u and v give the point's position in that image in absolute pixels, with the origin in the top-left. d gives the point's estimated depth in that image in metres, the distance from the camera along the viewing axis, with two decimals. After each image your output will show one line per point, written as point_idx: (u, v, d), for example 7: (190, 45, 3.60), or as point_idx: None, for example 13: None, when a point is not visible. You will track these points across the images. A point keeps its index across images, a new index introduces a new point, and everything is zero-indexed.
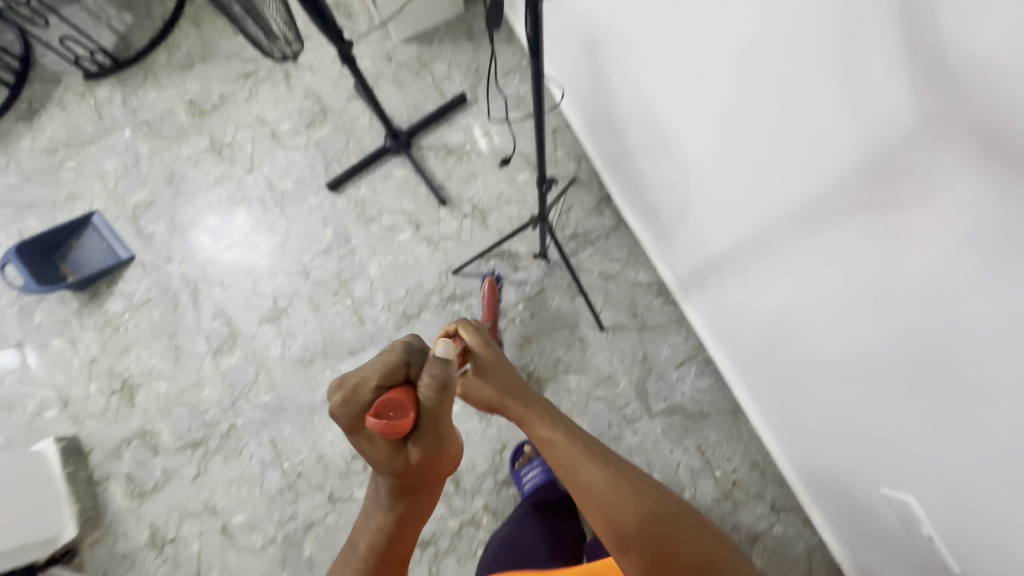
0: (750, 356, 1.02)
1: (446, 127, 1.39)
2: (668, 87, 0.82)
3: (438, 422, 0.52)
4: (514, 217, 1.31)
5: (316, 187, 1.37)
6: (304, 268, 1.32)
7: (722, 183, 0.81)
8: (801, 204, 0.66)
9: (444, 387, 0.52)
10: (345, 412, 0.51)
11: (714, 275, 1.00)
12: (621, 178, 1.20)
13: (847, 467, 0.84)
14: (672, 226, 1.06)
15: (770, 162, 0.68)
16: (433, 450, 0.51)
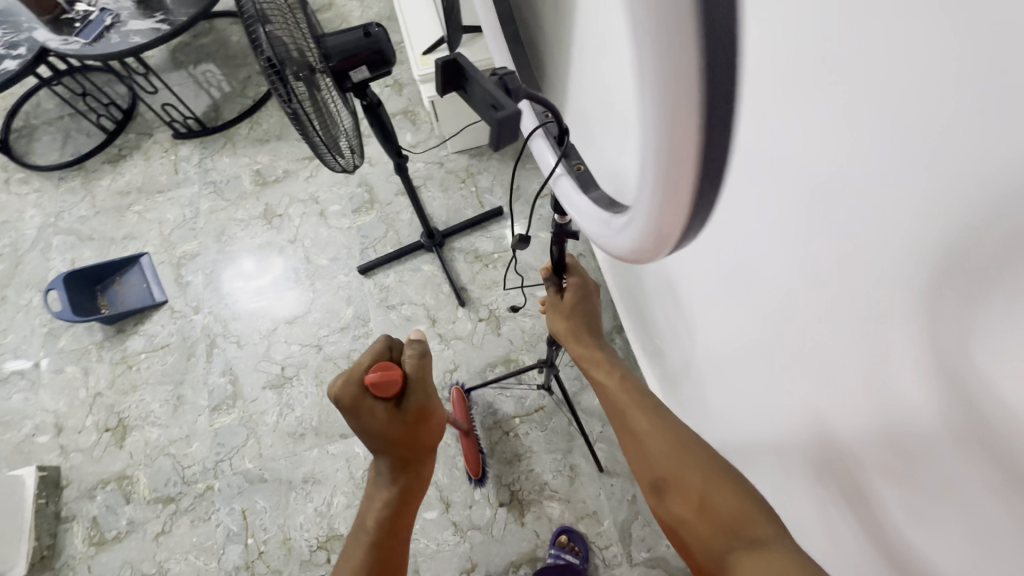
0: None
1: (478, 233, 1.48)
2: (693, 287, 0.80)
3: (422, 382, 0.71)
4: (527, 329, 1.36)
5: (349, 267, 1.46)
6: (318, 342, 1.37)
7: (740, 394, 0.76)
8: (818, 466, 0.60)
9: (422, 359, 0.71)
10: (346, 391, 0.67)
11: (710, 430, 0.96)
12: (634, 313, 1.24)
13: None
14: (678, 378, 1.06)
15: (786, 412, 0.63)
16: (422, 402, 0.71)
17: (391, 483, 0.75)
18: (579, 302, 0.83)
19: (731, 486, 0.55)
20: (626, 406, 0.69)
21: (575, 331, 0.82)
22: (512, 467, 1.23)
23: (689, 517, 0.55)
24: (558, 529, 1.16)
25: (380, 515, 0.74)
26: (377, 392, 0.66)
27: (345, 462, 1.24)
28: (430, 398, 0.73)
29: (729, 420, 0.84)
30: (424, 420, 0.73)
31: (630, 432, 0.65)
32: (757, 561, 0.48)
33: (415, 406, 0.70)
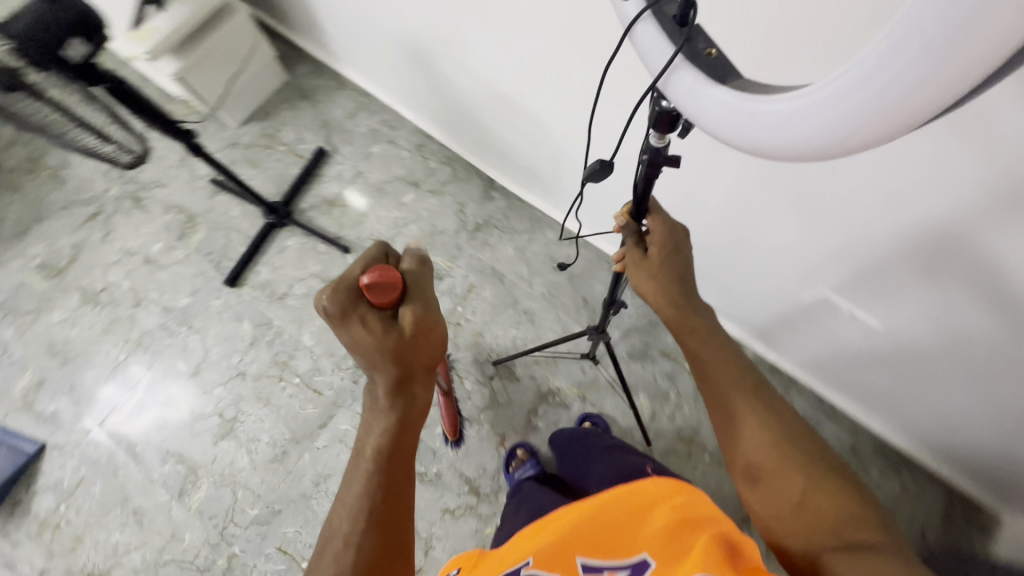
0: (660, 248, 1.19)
1: (317, 184, 1.42)
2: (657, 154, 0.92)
3: (423, 296, 0.59)
4: (418, 234, 1.37)
5: (215, 289, 1.33)
6: (239, 369, 1.29)
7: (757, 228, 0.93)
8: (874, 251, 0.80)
9: (425, 265, 0.61)
10: (336, 296, 0.57)
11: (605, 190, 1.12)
12: (492, 158, 1.31)
13: (791, 331, 1.12)
14: (567, 186, 1.19)
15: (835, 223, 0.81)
16: (420, 314, 0.57)
17: (387, 413, 0.55)
18: (671, 264, 0.63)
19: (836, 492, 0.51)
20: (727, 382, 0.59)
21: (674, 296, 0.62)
22: (480, 345, 1.29)
23: (795, 527, 0.51)
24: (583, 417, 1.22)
25: (379, 453, 0.54)
26: (372, 298, 0.56)
27: (340, 444, 1.23)
28: (431, 312, 0.59)
29: (747, 257, 1.03)
30: (425, 337, 0.57)
31: (727, 415, 0.58)
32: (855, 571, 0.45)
33: (414, 318, 0.57)
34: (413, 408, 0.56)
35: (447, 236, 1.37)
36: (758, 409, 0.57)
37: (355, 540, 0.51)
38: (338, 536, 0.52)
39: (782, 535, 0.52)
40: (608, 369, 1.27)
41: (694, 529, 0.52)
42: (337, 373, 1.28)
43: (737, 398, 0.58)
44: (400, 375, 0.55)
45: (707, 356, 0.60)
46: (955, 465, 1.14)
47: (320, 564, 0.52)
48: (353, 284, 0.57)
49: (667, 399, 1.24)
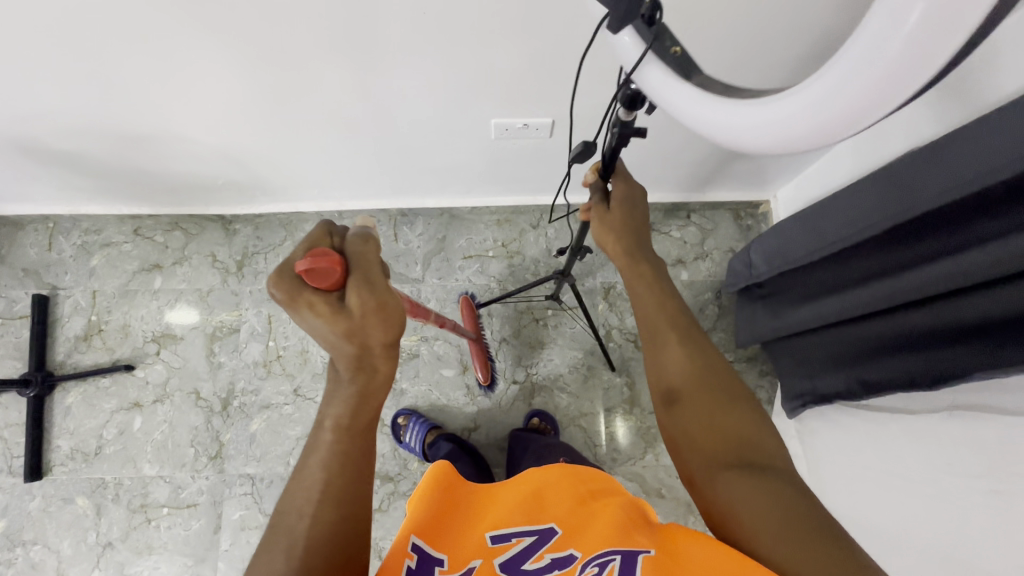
0: (404, 177, 1.17)
1: (60, 329, 1.28)
2: (292, 113, 0.92)
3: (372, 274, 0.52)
4: (191, 307, 1.29)
5: (24, 492, 1.19)
6: (103, 543, 1.17)
7: (449, 123, 0.96)
8: (578, 69, 0.83)
9: (368, 238, 0.53)
10: (279, 284, 0.50)
11: (309, 159, 1.08)
12: (198, 197, 1.24)
13: (705, 166, 1.18)
14: (274, 180, 1.16)
15: (482, 65, 0.82)
16: (371, 299, 0.50)
17: (350, 380, 0.53)
18: (631, 216, 0.63)
19: (753, 423, 0.50)
20: (656, 314, 0.57)
21: (631, 246, 0.62)
22: (310, 359, 1.26)
23: (704, 441, 0.50)
24: (531, 414, 1.21)
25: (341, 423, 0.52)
26: (316, 284, 0.49)
27: (244, 530, 1.17)
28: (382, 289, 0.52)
29: (487, 149, 1.05)
30: (378, 317, 0.51)
31: (656, 343, 0.56)
32: (760, 488, 0.44)
33: (368, 300, 0.50)
34: (381, 381, 0.54)
35: (218, 291, 1.30)
36: (689, 347, 0.55)
37: (310, 510, 0.49)
38: (293, 507, 0.48)
39: (686, 450, 0.51)
40: (431, 301, 1.29)
41: (606, 498, 0.59)
42: (201, 476, 1.20)
43: (668, 331, 0.55)
44: (355, 351, 0.51)
45: (652, 304, 0.57)
46: (720, 185, 1.28)
47: (266, 551, 0.47)
48: (292, 272, 0.50)
49: (492, 291, 1.30)
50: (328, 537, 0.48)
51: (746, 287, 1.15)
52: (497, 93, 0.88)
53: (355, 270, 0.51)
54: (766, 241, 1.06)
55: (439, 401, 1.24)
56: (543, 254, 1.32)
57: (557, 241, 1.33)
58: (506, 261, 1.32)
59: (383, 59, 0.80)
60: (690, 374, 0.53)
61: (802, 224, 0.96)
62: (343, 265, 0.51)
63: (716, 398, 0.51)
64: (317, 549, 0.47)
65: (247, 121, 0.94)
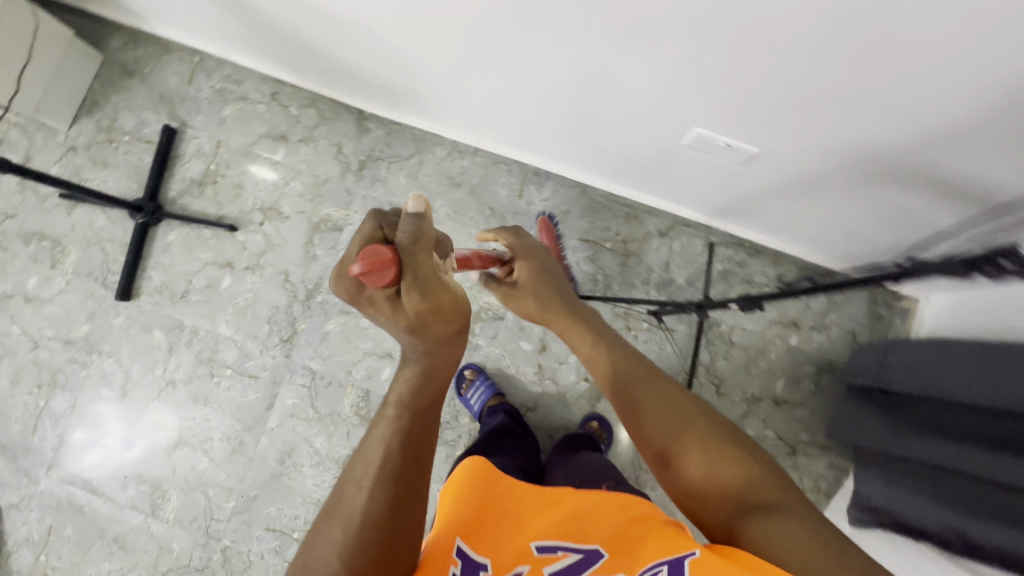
0: (561, 140, 1.09)
1: (179, 166, 1.29)
2: (490, 51, 0.85)
3: (427, 271, 0.48)
4: (303, 190, 1.28)
5: (112, 307, 1.25)
6: (167, 379, 1.24)
7: (642, 113, 0.87)
8: (824, 120, 0.73)
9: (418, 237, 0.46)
10: (340, 284, 0.48)
11: (476, 93, 1.01)
12: (347, 85, 1.19)
13: (864, 251, 1.09)
14: (430, 98, 1.10)
15: (720, 83, 0.72)
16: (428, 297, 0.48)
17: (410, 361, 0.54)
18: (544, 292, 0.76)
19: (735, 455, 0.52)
20: (623, 378, 0.63)
21: (552, 312, 0.75)
22: None
23: (710, 500, 0.51)
24: (589, 416, 1.20)
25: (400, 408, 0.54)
26: (376, 287, 0.46)
27: (292, 418, 1.22)
28: (433, 288, 0.48)
29: (666, 151, 0.96)
30: (433, 317, 0.49)
31: (628, 407, 0.61)
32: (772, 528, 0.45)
33: (426, 299, 0.47)
34: (438, 363, 0.55)
35: (334, 184, 1.28)
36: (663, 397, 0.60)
37: (368, 486, 0.51)
38: (351, 483, 0.52)
39: (702, 506, 0.52)
40: None
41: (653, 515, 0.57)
42: (268, 353, 1.24)
43: (642, 390, 0.61)
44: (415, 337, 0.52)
45: (608, 375, 0.65)
46: (877, 266, 1.16)
47: (327, 521, 0.51)
48: (346, 272, 0.46)
49: (595, 282, 1.25)
50: (381, 513, 0.50)
51: (862, 385, 1.07)
52: (718, 110, 0.79)
53: (410, 266, 0.46)
54: (908, 352, 0.97)
55: (507, 369, 1.23)
56: (660, 266, 1.25)
57: (679, 256, 1.25)
58: (620, 258, 1.26)
59: (622, 35, 0.71)
60: (660, 430, 0.57)
61: (962, 353, 0.86)
62: (397, 261, 0.46)
63: (694, 442, 0.54)
64: (370, 525, 0.50)
65: (441, 39, 0.87)
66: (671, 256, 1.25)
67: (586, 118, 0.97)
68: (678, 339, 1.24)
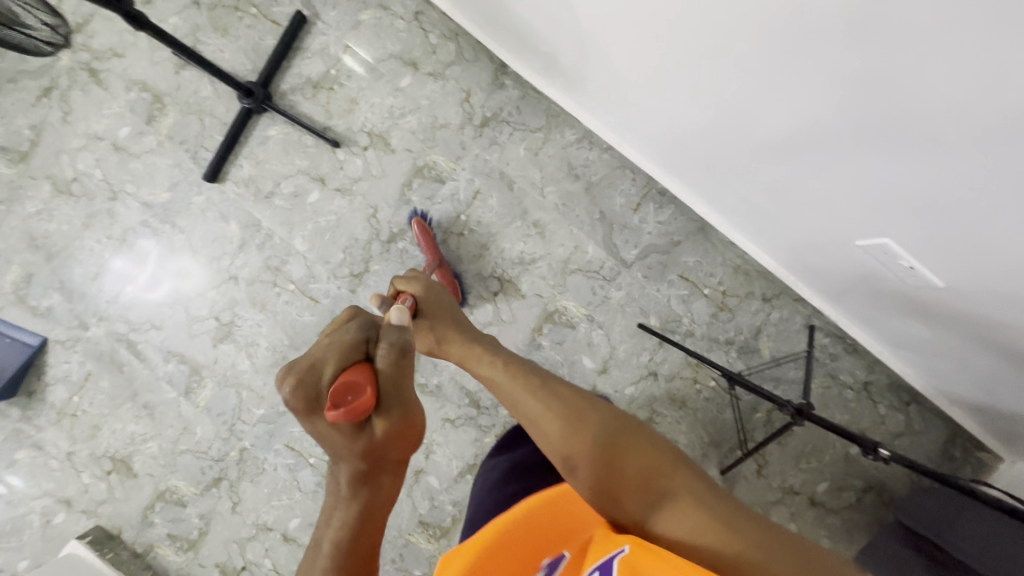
0: (694, 165, 1.01)
1: (299, 59, 1.20)
2: (709, 75, 0.76)
3: (403, 394, 0.50)
4: (417, 128, 1.19)
5: (195, 184, 1.21)
6: (231, 273, 1.21)
7: (798, 173, 0.81)
8: (965, 270, 0.71)
9: (403, 360, 0.51)
10: (300, 397, 0.47)
11: (643, 92, 0.91)
12: (504, 36, 1.07)
13: (921, 368, 1.08)
14: (590, 81, 0.99)
15: (952, 211, 0.64)
16: (400, 418, 0.48)
17: (351, 505, 0.47)
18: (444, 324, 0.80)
19: None
20: None
21: None
22: (484, 258, 1.18)
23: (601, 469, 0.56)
24: None
25: (332, 559, 0.46)
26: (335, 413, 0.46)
27: None
28: (409, 406, 0.49)
29: (788, 211, 0.91)
30: (398, 443, 0.48)
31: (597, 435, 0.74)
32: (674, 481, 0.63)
33: (398, 423, 0.48)
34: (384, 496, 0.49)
35: (450, 132, 1.19)
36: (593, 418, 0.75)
37: None
38: None
39: None
40: (620, 290, 1.18)
41: None
42: (334, 281, 1.20)
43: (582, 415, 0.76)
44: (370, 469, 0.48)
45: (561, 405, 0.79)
46: (970, 411, 1.10)
47: None
48: (318, 383, 0.48)
49: (679, 324, 1.18)
50: None
51: (916, 531, 1.00)
52: (927, 232, 0.70)
53: (386, 398, 0.48)
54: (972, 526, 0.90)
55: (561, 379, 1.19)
56: (751, 331, 1.17)
57: (774, 328, 1.17)
58: (713, 308, 1.18)
59: (835, 101, 0.64)
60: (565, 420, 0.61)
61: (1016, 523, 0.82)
62: (375, 390, 0.48)
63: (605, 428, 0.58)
64: None
65: (652, 42, 0.78)
66: (767, 324, 1.17)
67: (730, 152, 0.89)
68: (744, 410, 1.17)
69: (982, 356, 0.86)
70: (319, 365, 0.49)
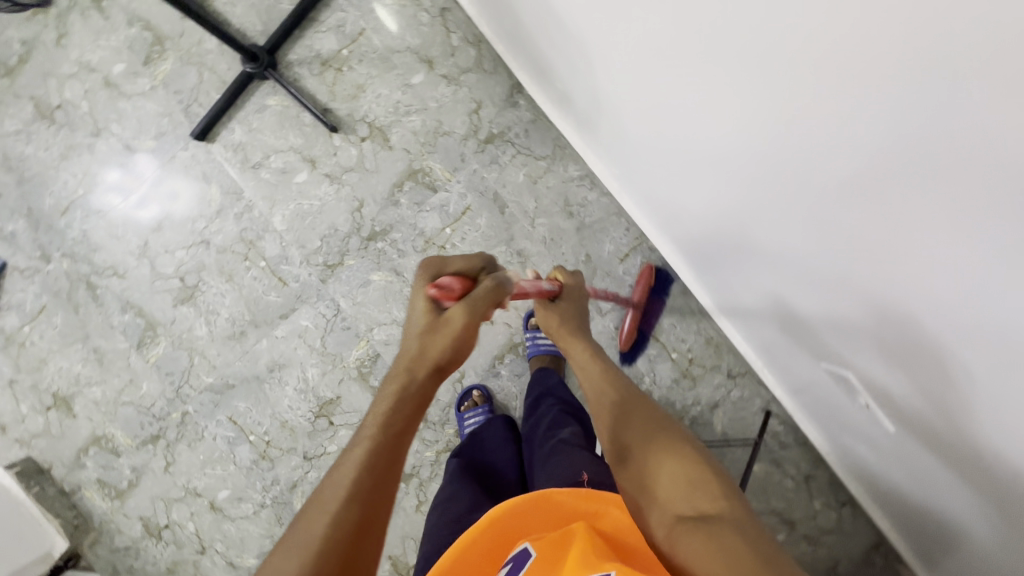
0: (684, 233, 0.99)
1: (313, 32, 1.15)
2: (689, 126, 0.72)
3: (478, 306, 0.61)
4: (419, 129, 1.15)
5: (183, 138, 1.17)
6: (203, 237, 1.18)
7: (774, 273, 0.79)
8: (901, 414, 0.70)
9: (491, 286, 0.62)
10: (427, 268, 0.64)
11: (644, 152, 0.89)
12: (523, 58, 1.03)
13: (862, 479, 1.08)
14: (599, 128, 0.96)
15: (897, 330, 0.59)
16: (465, 322, 0.59)
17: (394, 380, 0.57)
18: (569, 316, 0.80)
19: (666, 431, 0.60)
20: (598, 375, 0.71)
21: (574, 326, 0.78)
22: None
23: (664, 500, 0.53)
24: None
25: (377, 431, 0.53)
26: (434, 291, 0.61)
27: (299, 339, 1.19)
28: (473, 317, 0.60)
29: (762, 300, 0.90)
30: (451, 338, 0.59)
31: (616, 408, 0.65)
32: (678, 471, 0.55)
33: (459, 321, 0.59)
34: (414, 391, 0.56)
35: (452, 141, 1.15)
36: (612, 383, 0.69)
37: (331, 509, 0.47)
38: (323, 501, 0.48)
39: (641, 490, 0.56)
40: None
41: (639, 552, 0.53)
42: (306, 266, 1.18)
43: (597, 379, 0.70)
44: (417, 351, 0.58)
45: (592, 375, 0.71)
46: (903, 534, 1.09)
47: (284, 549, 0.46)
48: (439, 270, 0.65)
49: (640, 382, 1.16)
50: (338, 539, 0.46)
51: None
52: (875, 343, 0.65)
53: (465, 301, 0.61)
54: None
55: (512, 411, 1.19)
56: (708, 405, 1.16)
57: (731, 405, 1.16)
58: (677, 372, 1.16)
59: (814, 227, 0.62)
60: (632, 428, 0.62)
61: None
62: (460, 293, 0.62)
63: (670, 458, 0.56)
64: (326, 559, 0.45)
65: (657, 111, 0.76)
66: (726, 399, 1.16)
67: (716, 231, 0.87)
68: None
69: (917, 495, 0.85)
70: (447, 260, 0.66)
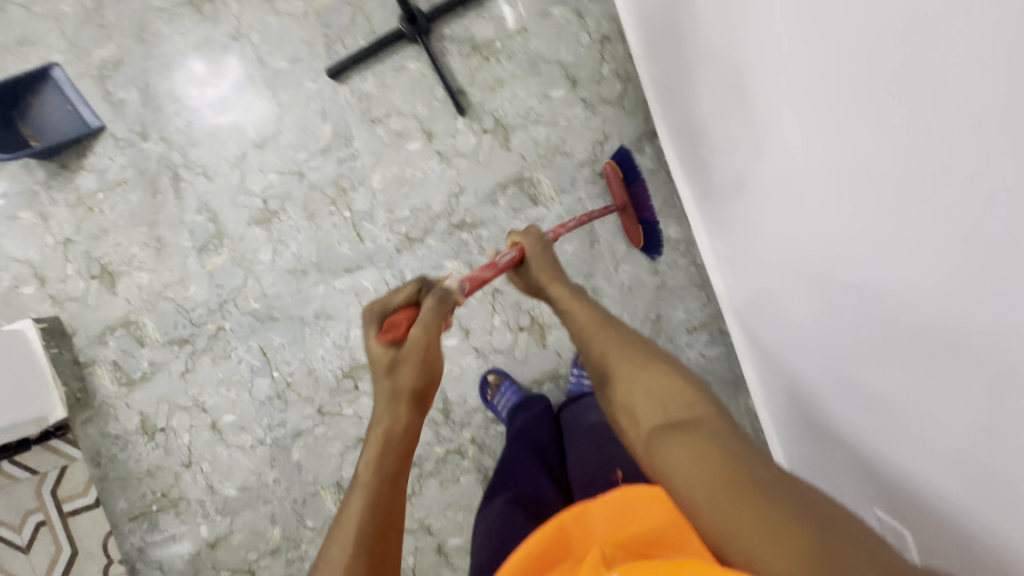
0: (750, 294, 0.99)
1: (474, 15, 1.16)
2: (766, 138, 0.76)
3: (430, 324, 0.67)
4: (541, 140, 1.15)
5: (316, 71, 1.18)
6: (299, 169, 1.18)
7: (806, 314, 0.80)
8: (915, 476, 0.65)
9: (430, 304, 0.68)
10: (375, 313, 0.70)
11: (733, 185, 0.91)
12: (673, 115, 1.04)
13: None
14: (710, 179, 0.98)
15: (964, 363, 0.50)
16: (420, 342, 0.65)
17: (379, 423, 0.61)
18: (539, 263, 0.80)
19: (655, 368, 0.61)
20: (592, 325, 0.70)
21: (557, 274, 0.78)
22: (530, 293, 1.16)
23: (644, 422, 0.57)
24: None
25: (372, 474, 0.57)
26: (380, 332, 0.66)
27: (355, 297, 1.18)
28: (429, 334, 0.66)
29: (798, 364, 0.88)
30: (418, 362, 0.64)
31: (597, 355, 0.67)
32: (666, 391, 0.58)
33: (420, 339, 0.65)
34: (395, 428, 0.61)
35: (569, 162, 1.15)
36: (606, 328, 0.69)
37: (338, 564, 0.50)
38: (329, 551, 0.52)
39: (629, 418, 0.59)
40: None
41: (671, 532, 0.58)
42: (386, 231, 1.18)
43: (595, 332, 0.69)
44: (392, 386, 0.63)
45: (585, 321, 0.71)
46: None
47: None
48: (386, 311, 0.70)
49: None
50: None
51: None
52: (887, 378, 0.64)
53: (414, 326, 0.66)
54: None
55: None
56: None
57: None
58: None
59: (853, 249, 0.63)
60: (611, 364, 0.64)
61: None
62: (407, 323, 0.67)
63: (659, 383, 0.59)
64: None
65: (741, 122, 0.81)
66: None
67: (772, 265, 0.86)
68: None
69: None
70: (389, 297, 0.71)
